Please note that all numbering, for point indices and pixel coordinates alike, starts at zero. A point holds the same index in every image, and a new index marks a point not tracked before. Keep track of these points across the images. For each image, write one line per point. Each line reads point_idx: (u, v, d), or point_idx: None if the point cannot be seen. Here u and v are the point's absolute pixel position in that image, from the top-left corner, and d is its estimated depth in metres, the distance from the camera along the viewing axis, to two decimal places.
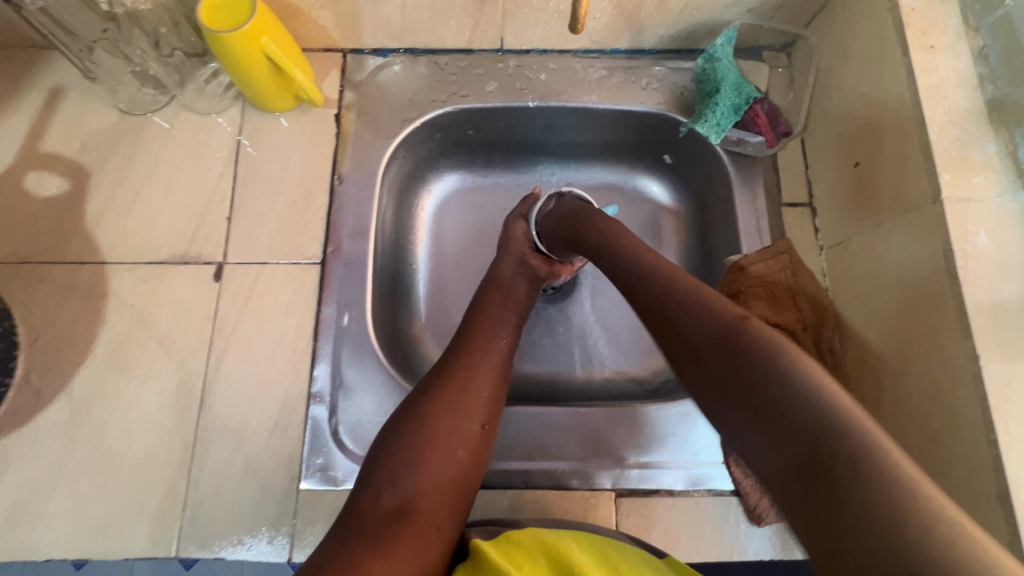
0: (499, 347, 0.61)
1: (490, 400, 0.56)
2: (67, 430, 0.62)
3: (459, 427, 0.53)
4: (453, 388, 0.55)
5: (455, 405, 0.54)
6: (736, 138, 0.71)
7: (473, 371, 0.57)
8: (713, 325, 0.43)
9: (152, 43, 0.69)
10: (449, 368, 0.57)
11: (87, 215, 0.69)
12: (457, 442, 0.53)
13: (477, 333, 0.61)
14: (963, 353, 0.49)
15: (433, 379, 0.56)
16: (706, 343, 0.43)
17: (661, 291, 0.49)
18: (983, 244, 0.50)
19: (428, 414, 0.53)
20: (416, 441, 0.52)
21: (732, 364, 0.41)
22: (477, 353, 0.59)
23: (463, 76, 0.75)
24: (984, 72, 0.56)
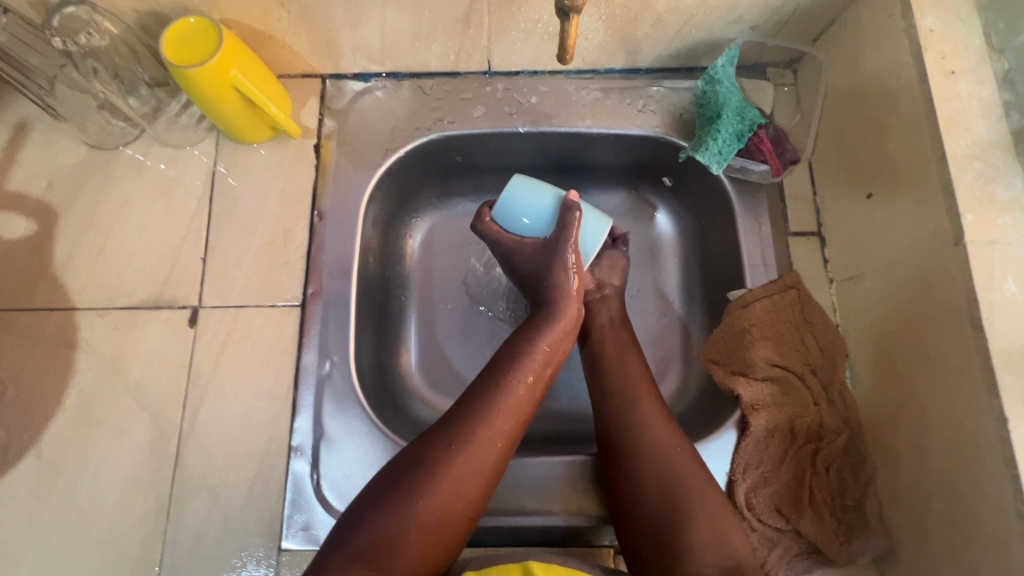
0: (514, 415, 0.53)
1: (490, 479, 0.51)
2: (37, 490, 0.59)
3: (452, 508, 0.48)
4: (459, 464, 0.49)
5: (456, 481, 0.48)
6: (739, 165, 0.67)
7: (484, 442, 0.50)
8: (661, 448, 0.54)
9: (112, 76, 0.65)
10: (460, 439, 0.50)
11: (54, 258, 0.65)
12: (446, 525, 0.48)
13: (500, 395, 0.53)
14: (990, 414, 0.46)
15: (441, 447, 0.50)
16: (642, 465, 0.53)
17: (626, 407, 0.57)
18: (1011, 292, 0.46)
19: (424, 490, 0.47)
20: (404, 519, 0.46)
21: (668, 490, 0.51)
22: (492, 420, 0.52)
23: (449, 101, 0.70)
24: (1010, 99, 0.51)
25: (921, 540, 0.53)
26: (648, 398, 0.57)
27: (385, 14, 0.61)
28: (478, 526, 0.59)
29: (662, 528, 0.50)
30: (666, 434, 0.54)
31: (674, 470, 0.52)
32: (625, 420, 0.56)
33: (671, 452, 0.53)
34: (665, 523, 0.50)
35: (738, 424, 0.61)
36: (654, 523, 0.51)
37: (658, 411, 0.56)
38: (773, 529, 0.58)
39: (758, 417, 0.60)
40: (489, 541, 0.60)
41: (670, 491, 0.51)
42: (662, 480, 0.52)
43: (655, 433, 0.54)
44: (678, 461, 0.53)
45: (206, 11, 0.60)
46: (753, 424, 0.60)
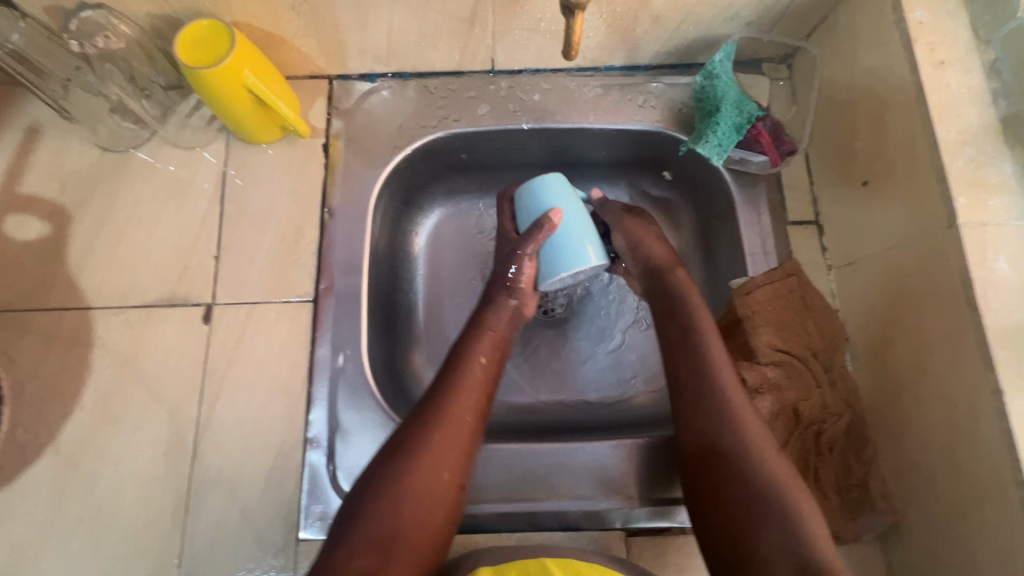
0: (476, 392, 0.55)
1: (467, 452, 0.52)
2: (56, 486, 0.60)
3: (437, 481, 0.50)
4: (434, 439, 0.51)
5: (435, 462, 0.50)
6: (738, 156, 0.68)
7: (453, 420, 0.52)
8: (728, 421, 0.52)
9: (128, 80, 0.66)
10: (430, 417, 0.52)
11: (68, 258, 0.66)
12: (436, 497, 0.49)
13: (457, 375, 0.56)
14: (986, 388, 0.47)
15: (413, 427, 0.52)
16: (708, 426, 0.53)
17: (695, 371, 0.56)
18: (1003, 271, 0.48)
19: (406, 468, 0.49)
20: (396, 495, 0.48)
21: (732, 444, 0.51)
22: (455, 398, 0.54)
23: (454, 99, 0.72)
24: (996, 87, 0.54)
25: (925, 513, 0.54)
26: (718, 357, 0.56)
27: (392, 15, 0.63)
28: (492, 512, 0.61)
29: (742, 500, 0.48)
30: (737, 394, 0.54)
31: (736, 430, 0.52)
32: (694, 382, 0.55)
33: (735, 410, 0.53)
34: (729, 486, 0.50)
35: None
36: (718, 481, 0.50)
37: (725, 371, 0.55)
38: None
39: (763, 401, 0.61)
40: (503, 527, 0.61)
41: (732, 445, 0.51)
42: (722, 438, 0.52)
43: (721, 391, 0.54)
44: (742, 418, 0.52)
45: (217, 14, 0.61)
46: (758, 408, 0.61)
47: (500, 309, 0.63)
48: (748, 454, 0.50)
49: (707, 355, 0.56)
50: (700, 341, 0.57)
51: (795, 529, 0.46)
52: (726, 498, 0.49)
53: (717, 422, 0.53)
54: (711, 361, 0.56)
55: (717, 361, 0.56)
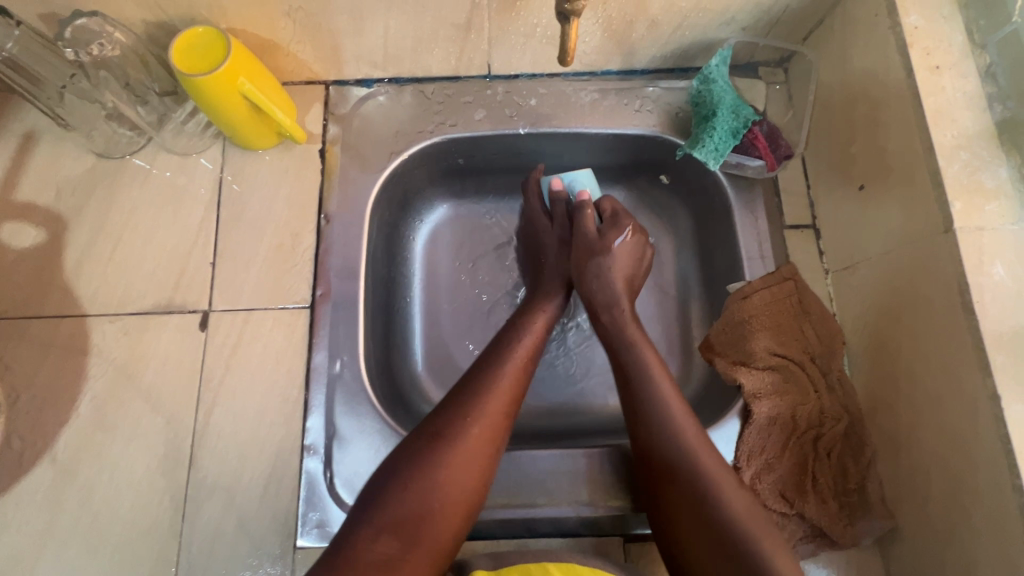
0: (518, 387, 0.56)
1: (498, 448, 0.53)
2: (52, 495, 0.60)
3: (467, 474, 0.50)
4: (474, 429, 0.51)
5: (467, 454, 0.50)
6: (734, 161, 0.68)
7: (492, 412, 0.53)
8: (682, 450, 0.52)
9: (122, 86, 0.66)
10: (474, 408, 0.52)
11: (64, 265, 0.66)
12: (462, 492, 0.49)
13: (503, 367, 0.56)
14: (983, 394, 0.47)
15: (455, 416, 0.52)
16: (661, 457, 0.53)
17: (648, 400, 0.55)
18: (1000, 276, 0.48)
19: (442, 456, 0.49)
20: (426, 484, 0.47)
21: (683, 475, 0.51)
22: (498, 389, 0.54)
23: (451, 104, 0.72)
24: (992, 92, 0.54)
25: (922, 520, 0.54)
26: (667, 384, 0.57)
27: (388, 20, 0.63)
28: (490, 519, 0.60)
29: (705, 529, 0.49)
30: (686, 422, 0.54)
31: (691, 459, 0.52)
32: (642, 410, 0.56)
33: (687, 438, 0.53)
34: (685, 515, 0.50)
35: (741, 412, 0.62)
36: (677, 511, 0.51)
37: (673, 398, 0.56)
38: (778, 513, 0.59)
39: (760, 405, 0.61)
40: (501, 534, 0.61)
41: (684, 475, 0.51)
42: (677, 468, 0.52)
43: (670, 420, 0.54)
44: (694, 447, 0.53)
45: (213, 20, 0.61)
46: (756, 412, 0.61)
47: (552, 306, 0.66)
48: (701, 481, 0.51)
49: (654, 382, 0.57)
50: (642, 371, 0.58)
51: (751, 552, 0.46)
52: (684, 526, 0.50)
53: (670, 451, 0.53)
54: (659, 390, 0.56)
55: (664, 389, 0.56)
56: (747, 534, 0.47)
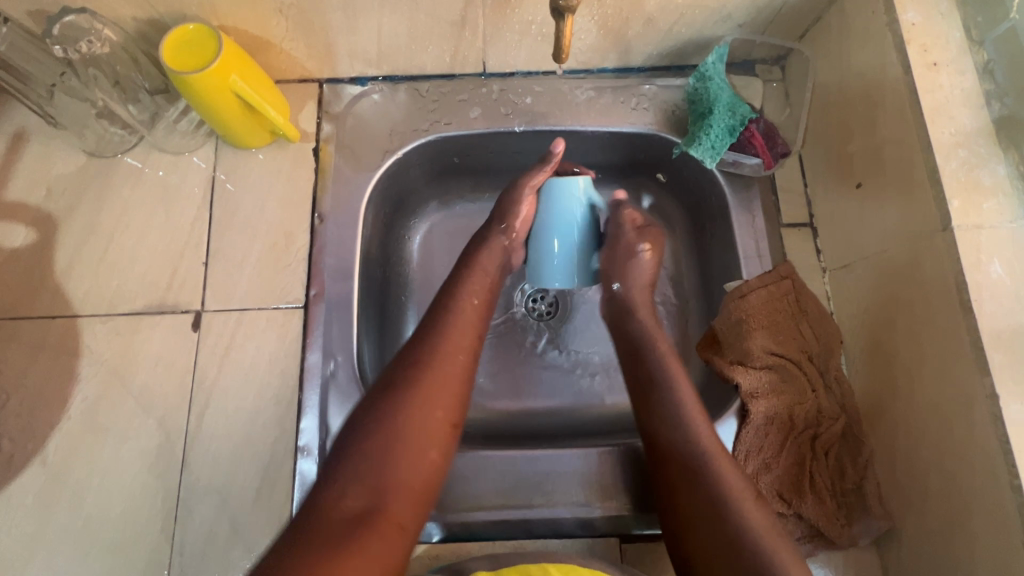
0: (470, 329, 0.56)
1: (461, 391, 0.52)
2: (44, 497, 0.59)
3: (431, 417, 0.49)
4: (426, 373, 0.51)
5: (427, 401, 0.49)
6: (731, 159, 0.68)
7: (447, 356, 0.52)
8: (690, 436, 0.54)
9: (112, 84, 0.65)
10: (424, 353, 0.52)
11: (55, 265, 0.65)
12: (428, 434, 0.48)
13: (451, 314, 0.56)
14: (982, 393, 0.47)
15: (407, 364, 0.51)
16: (672, 448, 0.54)
17: (659, 387, 0.57)
18: (998, 275, 0.48)
19: (400, 402, 0.49)
20: (388, 430, 0.47)
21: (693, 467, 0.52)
22: (450, 334, 0.54)
23: (445, 102, 0.71)
24: (990, 88, 0.53)
25: (921, 521, 0.54)
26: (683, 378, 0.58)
27: (381, 17, 0.62)
28: (485, 520, 0.60)
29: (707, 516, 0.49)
30: (697, 416, 0.55)
31: (697, 445, 0.53)
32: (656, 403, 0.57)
33: (693, 425, 0.54)
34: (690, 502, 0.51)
35: (739, 413, 0.62)
36: (685, 501, 0.51)
37: (686, 391, 0.57)
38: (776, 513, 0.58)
39: (757, 404, 0.61)
40: (496, 535, 0.60)
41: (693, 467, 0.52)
42: (684, 454, 0.53)
43: (680, 411, 0.55)
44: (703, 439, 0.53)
45: (205, 18, 0.61)
46: (754, 412, 0.60)
47: (493, 249, 0.64)
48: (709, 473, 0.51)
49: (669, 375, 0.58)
50: (659, 367, 0.59)
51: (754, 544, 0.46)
52: (692, 516, 0.50)
53: (679, 437, 0.54)
54: (672, 383, 0.57)
55: (678, 383, 0.57)
56: (749, 525, 0.47)
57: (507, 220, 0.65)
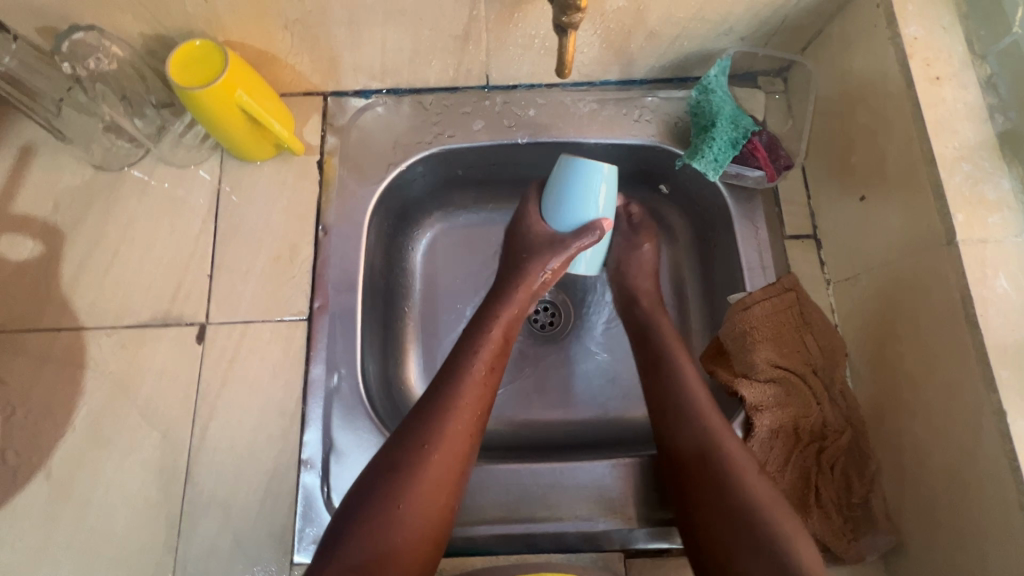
0: (476, 406, 0.55)
1: (462, 469, 0.53)
2: (47, 510, 0.59)
3: (431, 503, 0.50)
4: (428, 459, 0.51)
5: (427, 486, 0.50)
6: (734, 172, 0.68)
7: (450, 438, 0.53)
8: (702, 424, 0.56)
9: (120, 99, 0.66)
10: (430, 436, 0.52)
11: (61, 278, 0.66)
12: (426, 521, 0.50)
13: (459, 391, 0.55)
14: (989, 409, 0.47)
15: (411, 448, 0.52)
16: (684, 436, 0.56)
17: (673, 381, 0.60)
18: (1004, 289, 0.48)
19: (402, 489, 0.50)
20: (387, 520, 0.48)
21: (710, 470, 0.53)
22: (454, 412, 0.54)
23: (449, 115, 0.72)
24: (993, 102, 0.53)
25: (931, 541, 0.53)
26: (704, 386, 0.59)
27: (386, 32, 0.63)
28: (489, 534, 0.60)
29: (712, 498, 0.52)
30: (708, 407, 0.57)
31: (708, 435, 0.55)
32: (674, 410, 0.58)
33: (705, 414, 0.56)
34: (700, 487, 0.53)
35: (743, 426, 0.61)
36: (700, 502, 0.52)
37: (703, 397, 0.58)
38: None
39: (762, 418, 0.60)
40: (501, 549, 0.60)
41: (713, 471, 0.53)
42: (699, 444, 0.55)
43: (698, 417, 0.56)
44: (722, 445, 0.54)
45: (211, 33, 0.61)
46: (758, 425, 0.60)
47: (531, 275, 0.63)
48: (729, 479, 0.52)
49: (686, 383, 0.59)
50: (675, 376, 0.60)
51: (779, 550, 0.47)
52: (702, 509, 0.52)
53: (690, 426, 0.56)
54: (691, 389, 0.59)
55: (696, 391, 0.58)
56: (774, 530, 0.48)
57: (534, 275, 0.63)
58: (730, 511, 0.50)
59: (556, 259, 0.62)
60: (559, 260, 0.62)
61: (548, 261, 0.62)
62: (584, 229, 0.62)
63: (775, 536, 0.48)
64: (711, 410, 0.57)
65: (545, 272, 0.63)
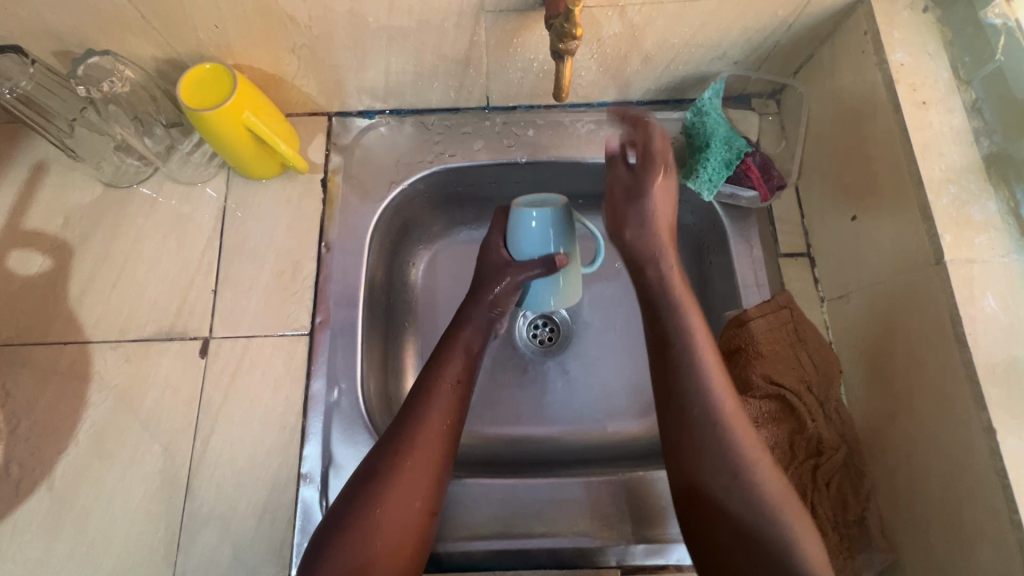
0: (446, 414, 0.56)
1: (439, 474, 0.54)
2: (49, 522, 0.59)
3: (407, 510, 0.51)
4: (404, 467, 0.52)
5: (406, 495, 0.51)
6: (728, 192, 0.69)
7: (426, 446, 0.53)
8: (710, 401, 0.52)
9: (131, 119, 0.67)
10: (402, 443, 0.53)
11: (69, 293, 0.67)
12: (405, 528, 0.50)
13: (430, 402, 0.56)
14: (979, 427, 0.47)
15: (386, 454, 0.53)
16: (690, 411, 0.52)
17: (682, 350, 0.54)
18: (991, 308, 0.49)
19: (379, 496, 0.50)
20: (367, 527, 0.49)
21: (722, 458, 0.50)
22: (427, 421, 0.55)
23: (450, 135, 0.74)
24: (979, 126, 0.55)
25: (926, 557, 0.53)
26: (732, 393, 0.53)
27: (389, 57, 0.65)
28: (484, 548, 0.60)
29: (719, 478, 0.49)
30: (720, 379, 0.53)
31: (713, 412, 0.51)
32: (682, 386, 0.53)
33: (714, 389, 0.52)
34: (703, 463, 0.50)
35: None
36: (704, 480, 0.50)
37: (717, 374, 0.53)
38: None
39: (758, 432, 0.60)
40: (497, 565, 0.60)
41: (725, 466, 0.49)
42: (707, 418, 0.51)
43: (727, 440, 0.50)
44: (755, 469, 0.49)
45: (221, 57, 0.64)
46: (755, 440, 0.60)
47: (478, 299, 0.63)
48: (744, 460, 0.49)
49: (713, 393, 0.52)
50: (687, 348, 0.54)
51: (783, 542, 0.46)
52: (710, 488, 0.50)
53: (697, 400, 0.52)
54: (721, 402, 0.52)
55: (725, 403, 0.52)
56: (781, 513, 0.47)
57: (490, 302, 0.62)
58: (733, 494, 0.48)
59: (499, 288, 0.62)
60: (503, 286, 0.62)
61: (494, 290, 0.62)
62: (530, 265, 0.61)
63: (782, 520, 0.47)
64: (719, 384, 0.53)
65: (496, 300, 0.62)
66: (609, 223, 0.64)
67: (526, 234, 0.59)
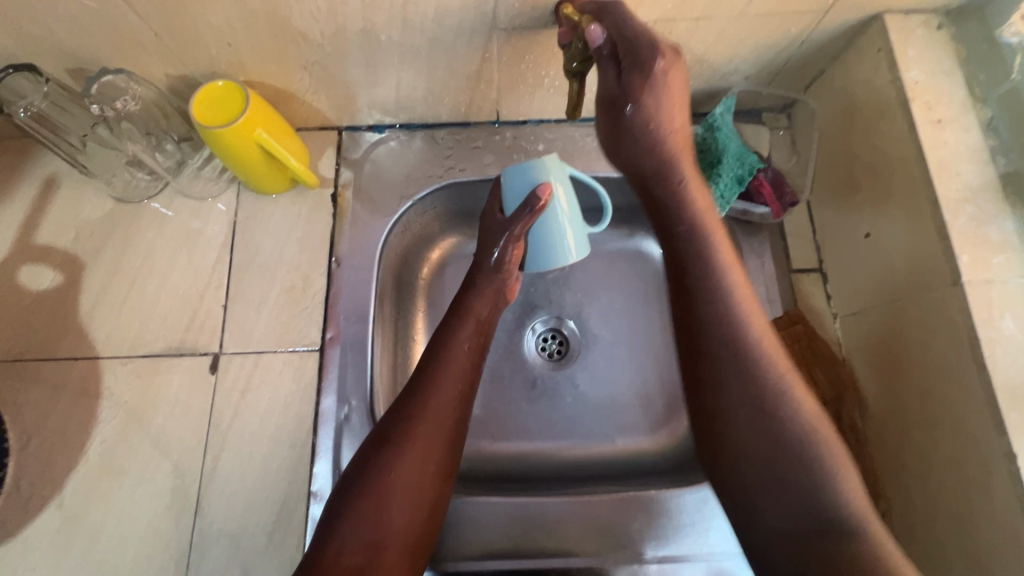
0: (458, 380, 0.55)
1: (451, 439, 0.53)
2: (59, 540, 0.59)
3: (420, 475, 0.50)
4: (416, 432, 0.51)
5: (418, 461, 0.50)
6: (741, 209, 0.69)
7: (439, 409, 0.53)
8: (731, 331, 0.50)
9: (143, 134, 0.68)
10: (414, 410, 0.52)
11: (79, 308, 0.67)
12: (419, 494, 0.50)
13: (441, 368, 0.55)
14: (999, 450, 0.47)
15: (397, 422, 0.52)
16: (712, 341, 0.50)
17: (704, 278, 0.52)
18: (1010, 330, 0.48)
19: (393, 461, 0.50)
20: (382, 491, 0.48)
21: (744, 390, 0.48)
22: (439, 386, 0.54)
23: (460, 149, 0.74)
24: (995, 144, 0.55)
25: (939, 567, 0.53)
26: (766, 343, 0.49)
27: (401, 73, 0.65)
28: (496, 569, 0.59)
29: (741, 409, 0.48)
30: (746, 307, 0.51)
31: (740, 342, 0.49)
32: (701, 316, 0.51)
33: (736, 317, 0.50)
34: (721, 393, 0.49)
35: None
36: (726, 411, 0.49)
37: (739, 299, 0.51)
38: None
39: None
40: None
41: (746, 398, 0.48)
42: (726, 345, 0.49)
43: (757, 389, 0.48)
44: (780, 396, 0.48)
45: (232, 74, 0.63)
46: None
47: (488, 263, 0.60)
48: (769, 389, 0.48)
49: (743, 344, 0.49)
50: (706, 276, 0.52)
51: (814, 471, 0.45)
52: (731, 420, 0.49)
53: (718, 330, 0.50)
54: (750, 356, 0.49)
55: (756, 349, 0.49)
56: (812, 444, 0.46)
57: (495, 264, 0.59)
58: (759, 426, 0.47)
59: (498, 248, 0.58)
60: (503, 246, 0.58)
61: (501, 250, 0.58)
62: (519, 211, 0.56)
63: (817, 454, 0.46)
64: (737, 311, 0.50)
65: (500, 260, 0.59)
66: (603, 136, 0.59)
67: (512, 187, 0.57)
